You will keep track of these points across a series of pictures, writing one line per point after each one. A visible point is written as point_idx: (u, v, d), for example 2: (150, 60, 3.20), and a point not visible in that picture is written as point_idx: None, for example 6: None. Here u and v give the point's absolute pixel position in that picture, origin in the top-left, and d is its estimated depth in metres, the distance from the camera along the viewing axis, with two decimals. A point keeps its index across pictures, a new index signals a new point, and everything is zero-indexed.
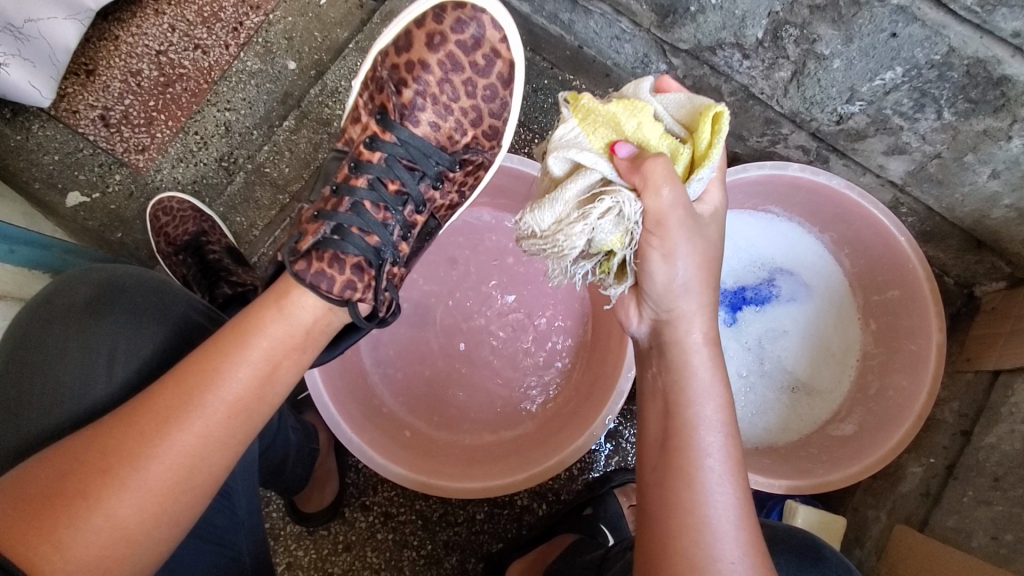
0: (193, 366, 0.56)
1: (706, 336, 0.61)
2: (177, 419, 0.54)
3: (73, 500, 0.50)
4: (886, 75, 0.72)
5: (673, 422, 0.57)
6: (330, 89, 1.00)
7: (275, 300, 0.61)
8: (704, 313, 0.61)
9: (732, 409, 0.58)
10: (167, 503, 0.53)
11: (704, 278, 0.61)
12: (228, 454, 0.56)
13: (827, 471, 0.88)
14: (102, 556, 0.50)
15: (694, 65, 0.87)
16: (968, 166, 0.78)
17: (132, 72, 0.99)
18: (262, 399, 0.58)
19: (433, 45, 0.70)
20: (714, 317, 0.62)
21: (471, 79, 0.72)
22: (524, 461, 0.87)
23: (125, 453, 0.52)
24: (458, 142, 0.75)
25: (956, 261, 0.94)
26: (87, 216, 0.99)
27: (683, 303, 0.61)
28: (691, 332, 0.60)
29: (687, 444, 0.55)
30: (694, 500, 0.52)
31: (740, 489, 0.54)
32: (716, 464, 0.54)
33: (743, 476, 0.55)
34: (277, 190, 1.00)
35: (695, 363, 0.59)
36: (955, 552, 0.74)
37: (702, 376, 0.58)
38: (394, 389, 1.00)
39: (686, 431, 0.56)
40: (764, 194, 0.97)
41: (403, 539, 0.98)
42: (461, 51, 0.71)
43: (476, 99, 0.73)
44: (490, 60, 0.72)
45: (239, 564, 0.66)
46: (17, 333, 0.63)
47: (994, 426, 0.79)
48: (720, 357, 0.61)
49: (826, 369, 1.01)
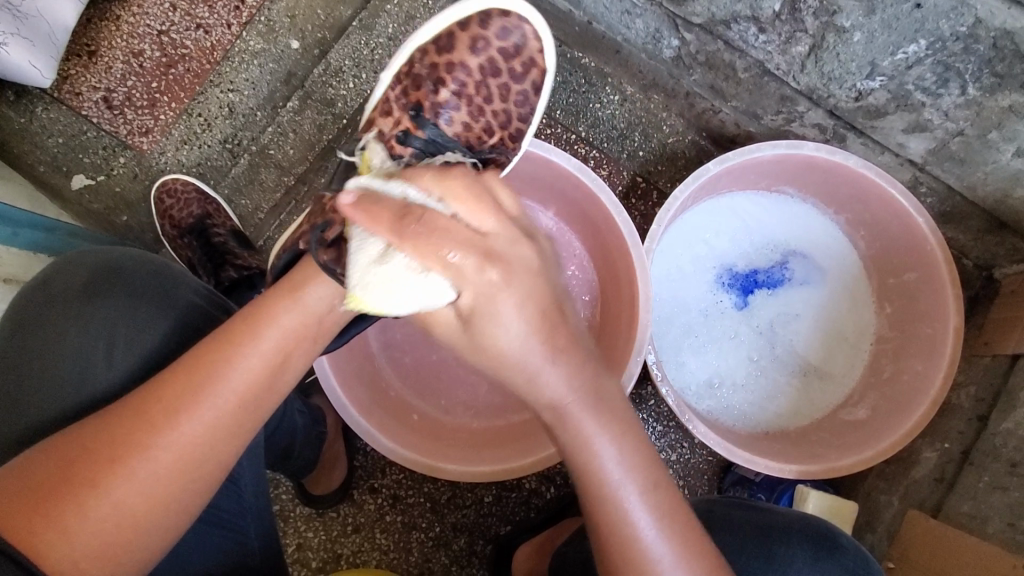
0: (203, 355, 0.55)
1: (564, 369, 0.50)
2: (185, 406, 0.53)
3: (81, 487, 0.50)
4: (909, 48, 0.70)
5: (583, 470, 0.52)
6: (334, 68, 0.97)
7: (289, 289, 0.59)
8: (547, 365, 0.49)
9: (620, 421, 0.52)
10: (174, 491, 0.52)
11: (532, 350, 0.48)
12: (238, 442, 0.56)
13: (840, 456, 0.86)
14: (110, 542, 0.50)
15: (708, 40, 0.85)
16: (992, 144, 0.76)
17: (134, 52, 0.98)
18: (272, 389, 0.57)
19: (474, 49, 0.71)
20: (577, 357, 0.50)
21: (506, 84, 0.73)
22: (530, 444, 0.86)
23: (133, 442, 0.52)
24: (485, 143, 0.74)
25: (975, 243, 0.91)
26: (92, 199, 0.99)
27: (522, 376, 0.49)
28: (550, 378, 0.49)
29: (599, 488, 0.51)
30: (627, 540, 0.51)
31: (668, 509, 0.53)
32: (627, 494, 0.51)
33: (661, 475, 0.54)
34: (282, 172, 0.99)
35: (574, 393, 0.50)
36: (971, 539, 0.73)
37: (580, 407, 0.50)
38: (401, 372, 0.99)
39: (598, 472, 0.51)
40: (778, 174, 0.94)
41: (412, 521, 0.98)
42: (501, 57, 0.72)
43: (509, 104, 0.74)
44: (526, 68, 0.74)
45: (249, 548, 0.66)
46: (20, 315, 0.63)
47: (1013, 411, 0.78)
48: (585, 365, 0.51)
49: (839, 353, 0.99)
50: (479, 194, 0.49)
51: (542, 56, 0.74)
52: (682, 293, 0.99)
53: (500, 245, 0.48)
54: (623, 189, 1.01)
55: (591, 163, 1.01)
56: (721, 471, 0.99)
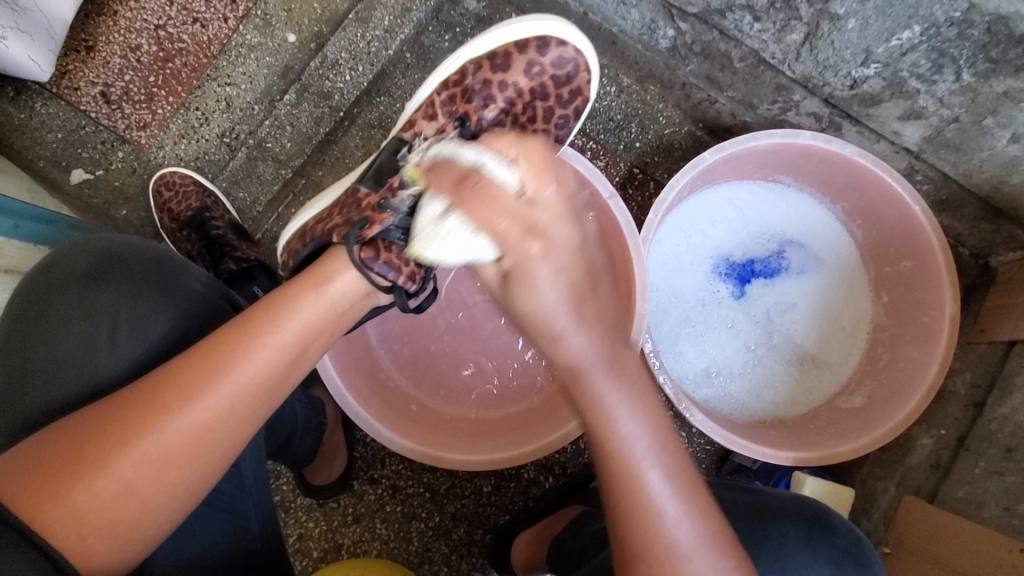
0: (221, 343, 0.55)
1: (587, 326, 0.53)
2: (200, 393, 0.54)
3: (92, 469, 0.50)
4: (903, 35, 0.70)
5: (600, 430, 0.52)
6: (330, 61, 0.98)
7: (313, 283, 0.61)
8: (576, 319, 0.53)
9: (635, 379, 0.54)
10: (185, 475, 0.53)
11: (569, 310, 0.53)
12: (249, 429, 0.56)
13: (835, 444, 0.87)
14: (118, 523, 0.51)
15: (704, 30, 0.85)
16: (987, 130, 0.76)
17: (131, 47, 0.98)
18: (285, 380, 0.58)
19: (529, 73, 0.76)
20: (602, 318, 0.54)
21: (551, 107, 0.79)
22: (529, 433, 0.87)
23: (147, 426, 0.52)
24: None
25: (971, 231, 0.91)
26: (91, 193, 0.99)
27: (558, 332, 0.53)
28: (577, 337, 0.53)
29: (615, 448, 0.52)
30: (636, 494, 0.51)
31: (678, 468, 0.52)
32: (641, 451, 0.51)
33: (671, 435, 0.54)
34: (280, 165, 1.00)
35: (592, 347, 0.53)
36: (965, 524, 0.73)
37: (597, 365, 0.53)
38: (399, 364, 1.00)
39: (614, 430, 0.52)
40: (774, 163, 0.94)
41: (412, 511, 0.99)
42: (553, 84, 0.77)
43: (550, 124, 0.80)
44: (572, 95, 0.79)
45: (250, 532, 0.66)
46: (21, 304, 0.63)
47: (1009, 397, 0.78)
48: (604, 323, 0.54)
49: (835, 341, 0.99)
50: (542, 171, 0.57)
51: (587, 85, 0.79)
52: (679, 282, 0.99)
53: (546, 219, 0.55)
54: (620, 179, 1.01)
55: (589, 154, 1.01)
56: (719, 460, 0.99)
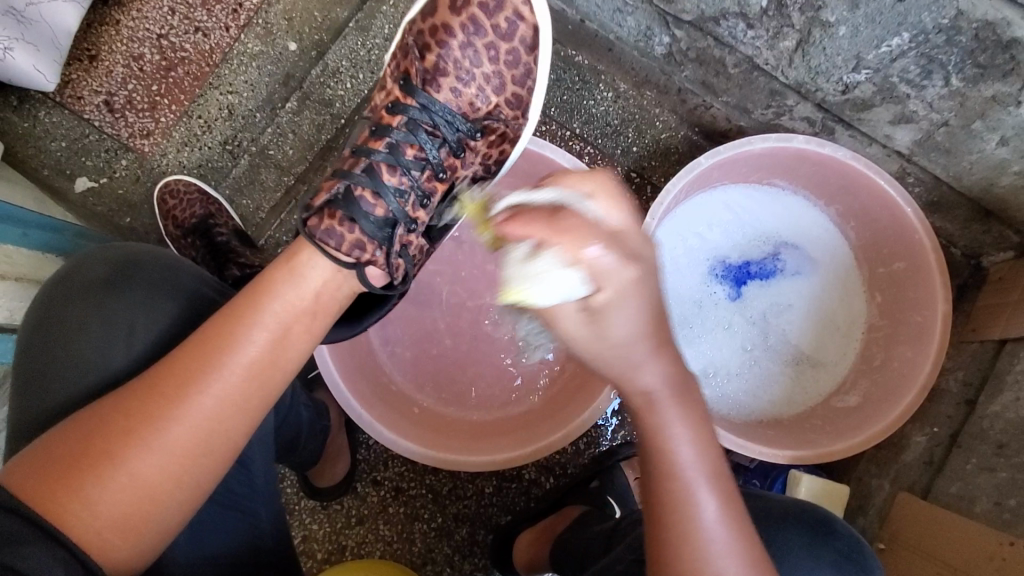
0: (211, 331, 0.57)
1: (657, 359, 0.50)
2: (196, 380, 0.55)
3: (100, 460, 0.52)
4: (893, 41, 0.72)
5: (657, 457, 0.50)
6: (331, 69, 0.99)
7: (287, 264, 0.62)
8: (649, 346, 0.49)
9: (699, 417, 0.52)
10: (189, 462, 0.54)
11: (646, 338, 0.49)
12: (248, 416, 0.57)
13: (832, 442, 0.88)
14: (129, 513, 0.52)
15: (699, 37, 0.86)
16: (976, 133, 0.77)
17: (134, 56, 1.00)
18: (277, 363, 0.59)
19: (456, 9, 0.73)
20: (675, 355, 0.52)
21: (494, 43, 0.74)
22: (530, 435, 0.88)
23: (149, 415, 0.54)
24: (479, 109, 0.76)
25: (962, 232, 0.93)
26: (95, 201, 1.00)
27: (634, 359, 0.49)
28: (641, 373, 0.50)
29: (674, 473, 0.50)
30: (689, 528, 0.48)
31: (732, 503, 0.50)
32: (697, 482, 0.50)
33: (726, 473, 0.52)
34: (282, 172, 1.01)
35: (664, 372, 0.50)
36: (959, 519, 0.75)
37: (662, 392, 0.50)
38: (402, 367, 1.01)
39: (672, 457, 0.50)
40: (768, 167, 0.96)
41: (414, 512, 1.00)
42: (483, 13, 0.73)
43: (500, 65, 0.74)
44: (513, 22, 0.73)
45: (257, 533, 0.67)
46: (38, 311, 0.65)
47: (1000, 394, 0.80)
48: (675, 355, 0.52)
49: (831, 341, 1.01)
50: (612, 194, 0.51)
51: (528, 7, 0.73)
52: (676, 284, 1.01)
53: (636, 245, 0.49)
54: None
55: (585, 158, 1.04)
56: None
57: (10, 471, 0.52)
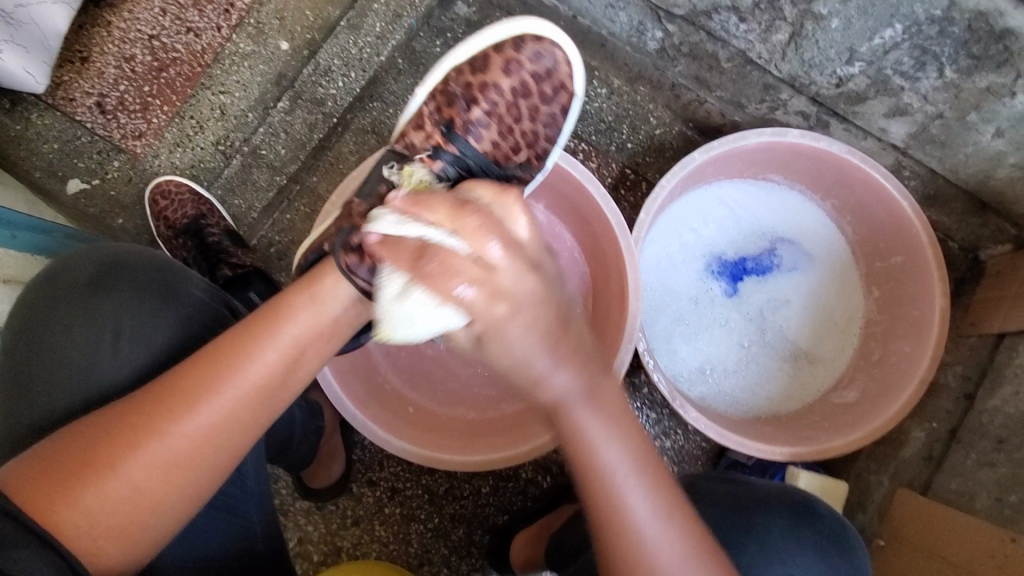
0: (225, 348, 0.57)
1: (564, 377, 0.48)
2: (205, 396, 0.55)
3: (102, 469, 0.52)
4: (886, 33, 0.71)
5: (581, 465, 0.51)
6: (323, 68, 0.99)
7: (309, 287, 0.61)
8: (554, 366, 0.48)
9: (615, 413, 0.52)
10: (191, 476, 0.54)
11: (544, 355, 0.47)
12: (252, 434, 0.57)
13: (830, 437, 0.87)
14: (127, 524, 0.52)
15: (691, 32, 0.86)
16: (971, 125, 0.77)
17: (126, 57, 0.99)
18: (287, 385, 0.59)
19: (507, 69, 0.75)
20: (584, 358, 0.49)
21: (536, 105, 0.77)
22: (528, 432, 0.88)
23: (155, 429, 0.53)
24: (513, 161, 0.77)
25: (960, 225, 0.92)
26: (87, 203, 1.00)
27: (540, 379, 0.48)
28: (556, 391, 0.49)
29: (597, 476, 0.51)
30: (625, 525, 0.51)
31: (663, 490, 0.53)
32: (625, 479, 0.51)
33: (654, 460, 0.54)
34: (274, 172, 1.00)
35: (574, 382, 0.49)
36: (959, 515, 0.74)
37: (576, 406, 0.50)
38: (397, 366, 1.00)
39: (595, 460, 0.51)
40: (763, 162, 0.95)
41: (410, 513, 1.00)
42: (533, 80, 0.76)
43: (538, 124, 0.78)
44: (556, 90, 0.77)
45: (248, 534, 0.67)
46: (25, 313, 0.64)
47: (998, 389, 0.79)
48: (583, 357, 0.50)
49: (829, 337, 1.00)
50: (483, 231, 0.46)
51: (571, 80, 0.77)
52: (671, 280, 1.00)
53: (508, 271, 0.44)
54: (612, 180, 1.02)
55: (580, 156, 1.02)
56: (715, 456, 1.00)
57: (3, 474, 0.51)
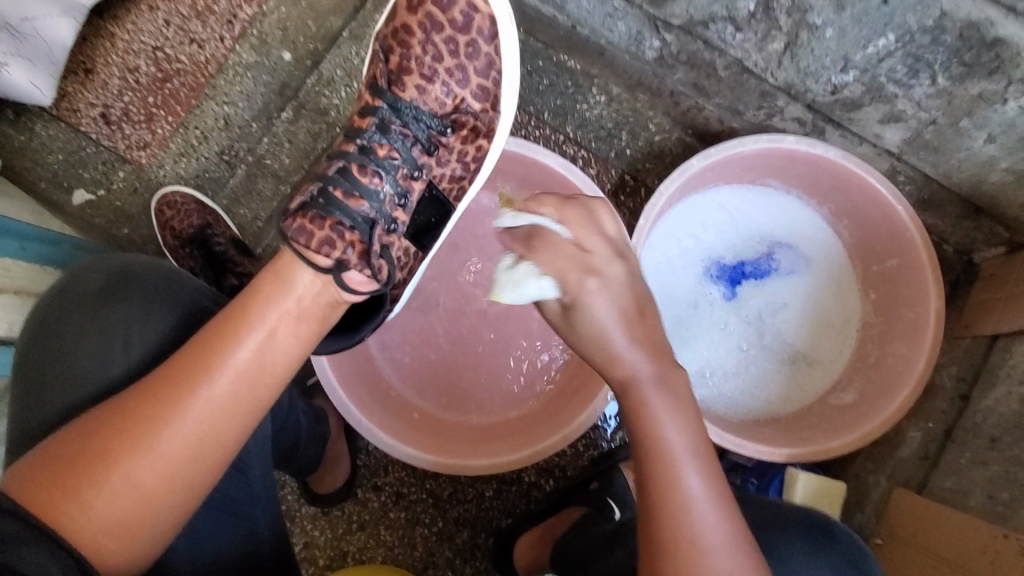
0: (208, 338, 0.58)
1: (639, 351, 0.55)
2: (192, 386, 0.56)
3: (96, 463, 0.53)
4: (879, 42, 0.73)
5: (644, 437, 0.52)
6: (326, 78, 1.00)
7: (284, 274, 0.62)
8: (632, 338, 0.55)
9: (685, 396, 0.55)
10: (184, 467, 0.55)
11: (630, 329, 0.56)
12: (242, 422, 0.58)
13: (828, 438, 0.89)
14: (123, 517, 0.53)
15: (689, 40, 0.87)
16: (964, 131, 0.78)
17: (130, 68, 1.00)
18: (271, 371, 0.59)
19: (413, 8, 0.71)
20: (657, 343, 0.57)
21: (453, 37, 0.71)
22: (532, 436, 0.89)
23: (146, 420, 0.54)
24: (447, 105, 0.73)
25: (954, 228, 0.94)
26: (93, 213, 1.01)
27: (619, 352, 0.55)
28: (634, 364, 0.55)
29: (660, 449, 0.52)
30: (676, 503, 0.49)
31: (715, 478, 0.51)
32: (685, 459, 0.51)
33: (711, 451, 0.54)
34: (279, 181, 1.01)
35: (646, 359, 0.55)
36: (952, 512, 0.76)
37: (645, 379, 0.54)
38: (401, 372, 1.02)
39: (659, 434, 0.52)
40: (760, 167, 0.96)
41: (415, 517, 1.01)
42: (439, 10, 0.70)
43: (461, 59, 0.72)
44: (469, 16, 0.71)
45: (256, 538, 0.68)
46: (37, 324, 0.65)
47: (992, 389, 0.81)
48: (654, 340, 0.56)
49: (826, 340, 1.02)
50: (583, 223, 0.60)
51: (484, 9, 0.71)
52: (672, 284, 1.02)
53: (602, 259, 0.58)
54: (612, 186, 1.05)
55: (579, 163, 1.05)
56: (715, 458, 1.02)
57: (10, 474, 0.53)
